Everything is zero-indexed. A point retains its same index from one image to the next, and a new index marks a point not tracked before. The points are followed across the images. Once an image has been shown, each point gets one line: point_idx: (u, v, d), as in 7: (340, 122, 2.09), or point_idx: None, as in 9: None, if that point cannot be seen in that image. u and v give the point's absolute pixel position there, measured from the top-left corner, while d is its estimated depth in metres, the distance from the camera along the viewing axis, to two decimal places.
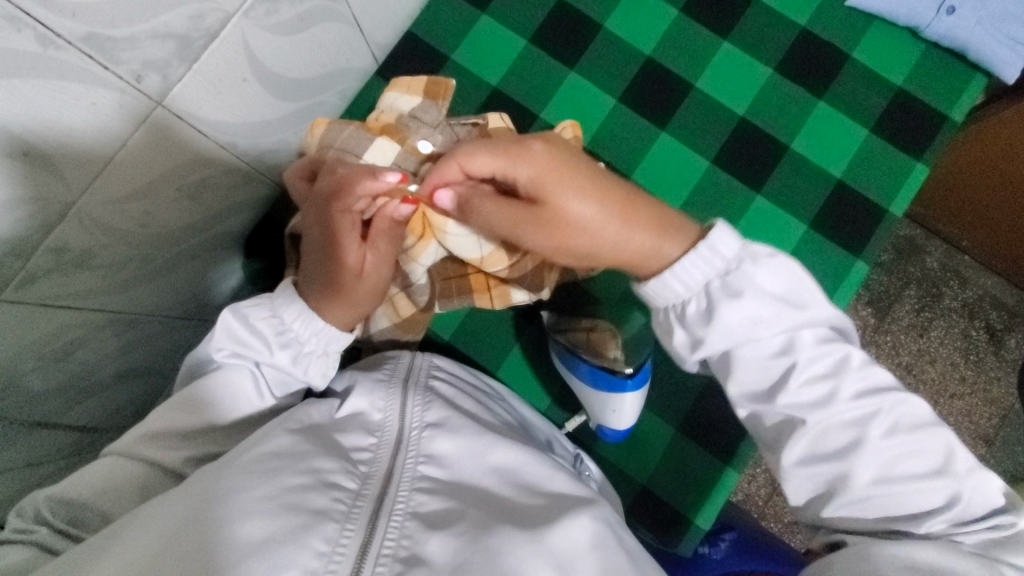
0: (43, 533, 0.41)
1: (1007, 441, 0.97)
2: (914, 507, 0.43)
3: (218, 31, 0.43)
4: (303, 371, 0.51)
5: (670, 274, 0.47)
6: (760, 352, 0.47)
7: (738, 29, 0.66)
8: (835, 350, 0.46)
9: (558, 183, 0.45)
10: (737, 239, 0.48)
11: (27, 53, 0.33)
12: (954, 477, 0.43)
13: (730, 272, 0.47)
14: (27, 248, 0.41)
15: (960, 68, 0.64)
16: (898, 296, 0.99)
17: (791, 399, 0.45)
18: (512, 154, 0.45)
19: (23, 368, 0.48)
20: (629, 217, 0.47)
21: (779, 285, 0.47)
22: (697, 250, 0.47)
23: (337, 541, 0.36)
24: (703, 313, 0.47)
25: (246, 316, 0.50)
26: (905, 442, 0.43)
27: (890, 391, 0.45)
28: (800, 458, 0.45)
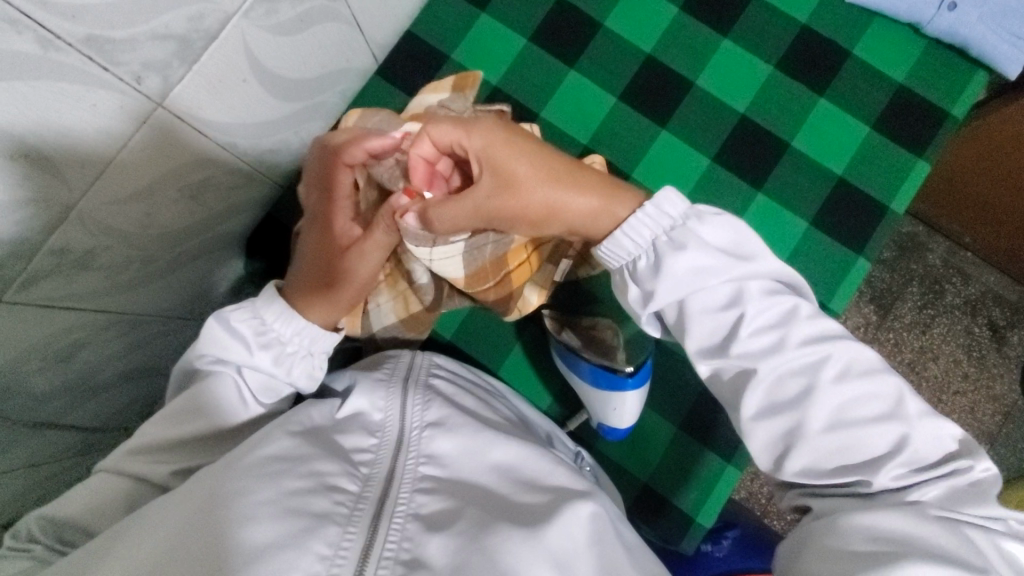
0: (40, 549, 0.42)
1: (1011, 438, 0.96)
2: (868, 454, 0.43)
3: (217, 32, 0.43)
4: (286, 371, 0.51)
5: (622, 233, 0.48)
6: (709, 303, 0.46)
7: (738, 26, 0.66)
8: (784, 300, 0.45)
9: (509, 152, 0.47)
10: (683, 202, 0.48)
11: (27, 54, 0.33)
12: (905, 421, 0.43)
13: (677, 228, 0.48)
14: (29, 249, 0.41)
15: (961, 64, 0.64)
16: (900, 293, 0.99)
17: (743, 348, 0.45)
18: (467, 128, 0.47)
19: (26, 369, 0.48)
20: (577, 190, 0.49)
21: (725, 238, 0.47)
22: (643, 209, 0.48)
23: (339, 545, 0.36)
24: (652, 267, 0.47)
25: (227, 320, 0.50)
26: (856, 387, 0.44)
27: (838, 338, 0.45)
28: (757, 411, 0.45)
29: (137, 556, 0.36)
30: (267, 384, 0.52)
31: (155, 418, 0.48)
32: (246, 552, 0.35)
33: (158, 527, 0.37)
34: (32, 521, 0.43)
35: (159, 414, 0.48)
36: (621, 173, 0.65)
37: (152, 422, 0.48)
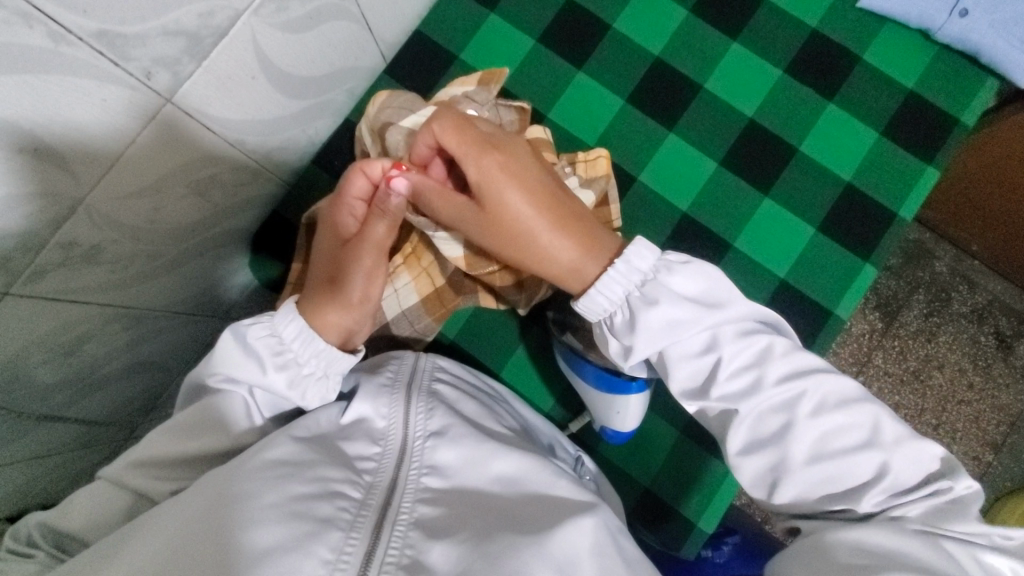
0: (43, 554, 0.42)
1: (1015, 448, 0.96)
2: (851, 482, 0.43)
3: (227, 29, 0.43)
4: (298, 395, 0.49)
5: (595, 290, 0.48)
6: (687, 350, 0.47)
7: (748, 29, 0.66)
8: (756, 340, 0.46)
9: (505, 184, 0.47)
10: (653, 253, 0.49)
11: (39, 48, 0.33)
12: (883, 448, 0.43)
13: (647, 283, 0.48)
14: (37, 242, 0.41)
15: (972, 71, 0.64)
16: (906, 301, 0.99)
17: (722, 391, 0.46)
18: (473, 154, 0.48)
19: (32, 361, 0.48)
20: (562, 232, 0.48)
21: (695, 287, 0.48)
22: (614, 268, 0.48)
23: (342, 550, 0.36)
24: (628, 322, 0.48)
25: (245, 337, 0.49)
26: (832, 420, 0.44)
27: (814, 372, 0.45)
28: (742, 446, 0.45)
29: (140, 555, 0.36)
30: (274, 402, 0.51)
31: (160, 430, 0.47)
32: (249, 557, 0.35)
33: (162, 525, 0.38)
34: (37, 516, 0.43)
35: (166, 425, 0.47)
36: (628, 176, 0.65)
37: (161, 433, 0.47)
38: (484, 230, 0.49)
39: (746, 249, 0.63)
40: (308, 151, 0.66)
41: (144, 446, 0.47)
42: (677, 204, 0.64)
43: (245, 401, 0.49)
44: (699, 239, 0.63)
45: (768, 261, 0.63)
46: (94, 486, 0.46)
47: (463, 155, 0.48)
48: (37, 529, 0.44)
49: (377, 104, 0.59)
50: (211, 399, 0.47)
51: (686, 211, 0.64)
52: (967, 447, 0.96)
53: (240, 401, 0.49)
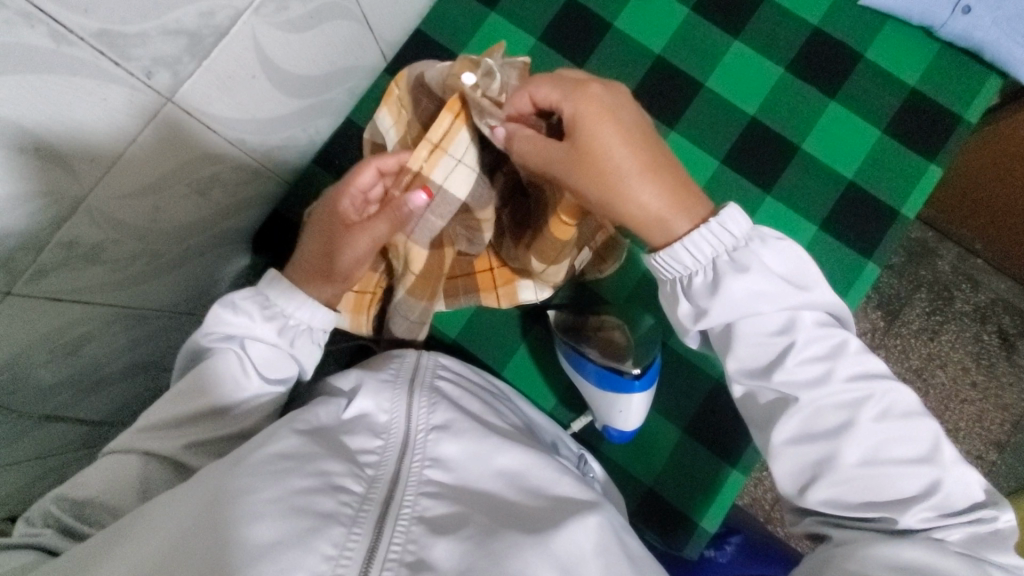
0: (48, 534, 0.42)
1: (1019, 448, 0.96)
2: (897, 495, 0.42)
3: (228, 28, 0.43)
4: (289, 343, 0.50)
5: (680, 246, 0.46)
6: (763, 325, 0.46)
7: (750, 27, 0.66)
8: (832, 335, 0.45)
9: (604, 122, 0.45)
10: (747, 221, 0.47)
11: (41, 49, 0.33)
12: (939, 466, 0.42)
13: (737, 248, 0.46)
14: (39, 242, 0.41)
15: (975, 68, 0.64)
16: (909, 300, 0.98)
17: (789, 375, 0.44)
18: (572, 93, 0.45)
19: (34, 362, 0.48)
20: (653, 175, 0.46)
21: (784, 266, 0.47)
22: (707, 225, 0.45)
23: (344, 545, 0.36)
24: (708, 285, 0.46)
25: (233, 299, 0.50)
26: (894, 427, 0.43)
27: (884, 379, 0.44)
28: (794, 436, 0.44)
29: (141, 551, 0.36)
30: (272, 363, 0.50)
31: (162, 401, 0.48)
32: (249, 552, 0.35)
33: (164, 520, 0.37)
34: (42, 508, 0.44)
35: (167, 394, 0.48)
36: None
37: (160, 403, 0.48)
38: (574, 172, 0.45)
39: None
40: (309, 151, 0.66)
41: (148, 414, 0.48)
42: None
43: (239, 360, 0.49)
44: None
45: None
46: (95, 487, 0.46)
47: (560, 101, 0.45)
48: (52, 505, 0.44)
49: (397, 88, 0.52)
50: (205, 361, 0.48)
51: None
52: (971, 446, 0.96)
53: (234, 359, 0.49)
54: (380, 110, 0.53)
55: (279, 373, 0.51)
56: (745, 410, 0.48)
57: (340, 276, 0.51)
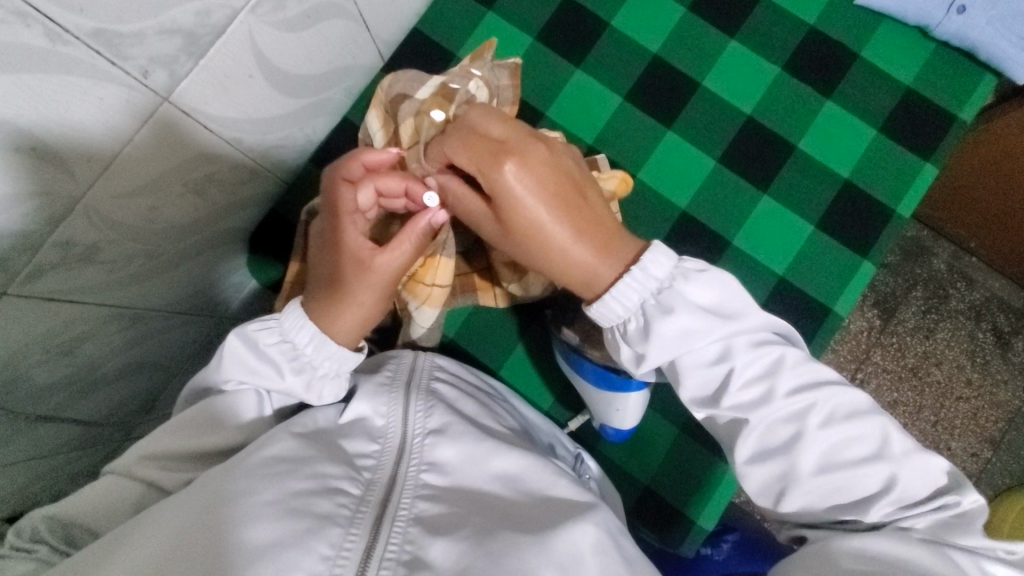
0: (44, 551, 0.42)
1: (1013, 445, 0.96)
2: (859, 494, 0.43)
3: (224, 27, 0.43)
4: (315, 396, 0.49)
5: (609, 296, 0.47)
6: (699, 360, 0.47)
7: (747, 26, 0.66)
8: (769, 351, 0.46)
9: (522, 191, 0.45)
10: (669, 260, 0.47)
11: (36, 47, 0.33)
12: (892, 460, 0.43)
13: (663, 290, 0.47)
14: (35, 242, 0.41)
15: (970, 67, 0.64)
16: (904, 298, 0.99)
17: (734, 400, 0.46)
18: (486, 165, 0.46)
19: (30, 362, 0.48)
20: (580, 238, 0.47)
21: (710, 296, 0.47)
22: (629, 274, 0.46)
23: (341, 546, 0.36)
24: (642, 330, 0.47)
25: (257, 342, 0.48)
26: (841, 431, 0.44)
27: (823, 386, 0.45)
28: (750, 456, 0.45)
29: (139, 553, 0.36)
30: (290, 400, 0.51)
31: (167, 426, 0.48)
32: (246, 554, 0.35)
33: (161, 521, 0.38)
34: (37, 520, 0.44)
35: (172, 424, 0.47)
36: (627, 174, 0.65)
37: (164, 429, 0.47)
38: (498, 238, 0.48)
39: (744, 247, 0.63)
40: (306, 150, 0.66)
41: (152, 440, 0.47)
42: (675, 201, 0.64)
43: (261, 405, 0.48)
44: (697, 236, 0.63)
45: (765, 258, 0.63)
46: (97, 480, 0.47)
47: (480, 171, 0.46)
48: (44, 523, 0.43)
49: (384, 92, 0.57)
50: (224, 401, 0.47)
51: (684, 209, 0.64)
52: (965, 444, 0.96)
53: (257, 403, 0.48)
54: (369, 113, 0.57)
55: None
56: (712, 429, 0.50)
57: (352, 308, 0.49)
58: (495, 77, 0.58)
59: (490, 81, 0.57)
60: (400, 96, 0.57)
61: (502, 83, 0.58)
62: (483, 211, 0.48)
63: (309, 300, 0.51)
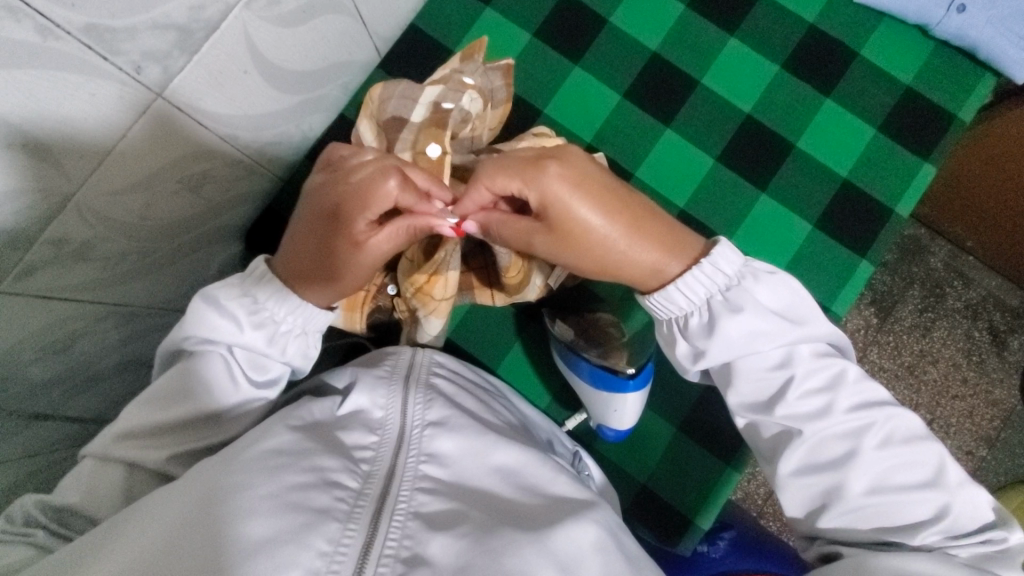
0: (41, 535, 0.42)
1: (1008, 443, 0.96)
2: (907, 520, 0.45)
3: (218, 22, 0.42)
4: (280, 350, 0.51)
5: (674, 288, 0.48)
6: (760, 363, 0.48)
7: (745, 24, 0.65)
8: (831, 364, 0.48)
9: (573, 196, 0.45)
10: (739, 258, 0.49)
11: (27, 43, 0.33)
12: (947, 490, 0.45)
13: (732, 287, 0.49)
14: (28, 238, 0.40)
15: (970, 66, 0.64)
16: (901, 296, 0.99)
17: (790, 410, 0.47)
18: (528, 177, 0.45)
19: (24, 360, 0.47)
20: (638, 237, 0.47)
21: (778, 300, 0.49)
22: (700, 266, 0.48)
23: (339, 541, 0.36)
24: (705, 326, 0.49)
25: (216, 299, 0.49)
26: (899, 454, 0.45)
27: (885, 406, 0.47)
28: (797, 468, 0.47)
29: (133, 549, 0.36)
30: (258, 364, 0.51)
31: (140, 401, 0.48)
32: (243, 549, 0.34)
33: (157, 517, 0.37)
34: (29, 505, 0.43)
35: (146, 395, 0.49)
36: (625, 172, 0.64)
37: (139, 404, 0.48)
38: (554, 251, 0.47)
39: (741, 246, 0.63)
40: (302, 146, 0.66)
41: (125, 418, 0.48)
42: (673, 200, 0.64)
43: (225, 361, 0.50)
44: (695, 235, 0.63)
45: (763, 257, 0.62)
46: (93, 475, 0.46)
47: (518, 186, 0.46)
48: (37, 509, 0.43)
49: (372, 99, 0.56)
50: (189, 364, 0.49)
51: (683, 208, 0.63)
52: (961, 442, 0.96)
53: (220, 361, 0.49)
54: (362, 123, 0.56)
55: (265, 375, 0.51)
56: (751, 439, 0.51)
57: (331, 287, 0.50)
58: (489, 82, 0.58)
59: (483, 85, 0.57)
60: (395, 119, 0.55)
61: (495, 88, 0.58)
62: (531, 227, 0.46)
63: (289, 277, 0.51)
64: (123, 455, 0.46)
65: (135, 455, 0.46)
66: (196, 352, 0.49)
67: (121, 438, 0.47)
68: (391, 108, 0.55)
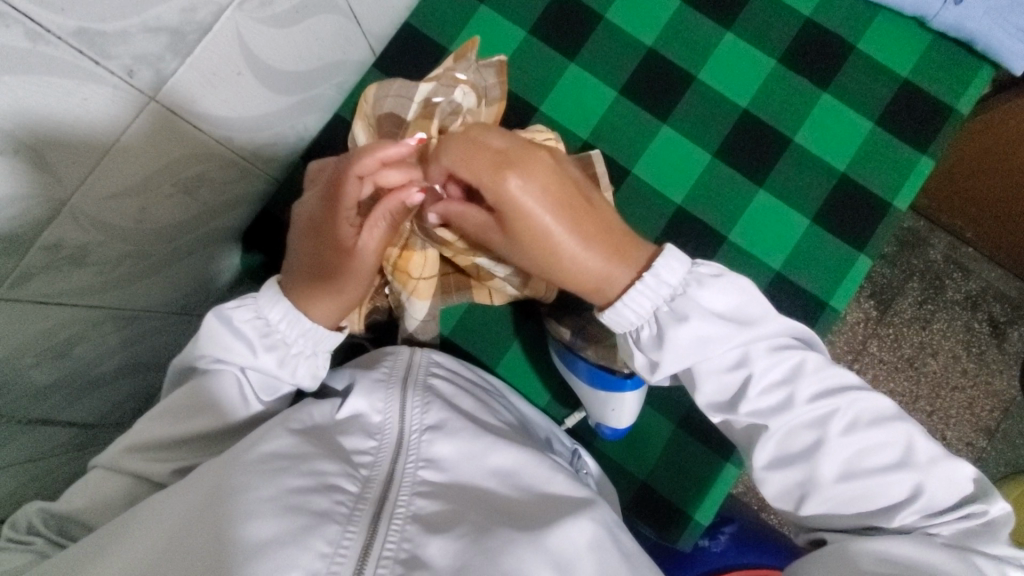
0: (40, 543, 0.42)
1: (1008, 434, 0.96)
2: (881, 502, 0.44)
3: (211, 24, 0.42)
4: (291, 373, 0.51)
5: (622, 304, 0.48)
6: (716, 365, 0.48)
7: (741, 19, 0.65)
8: (788, 357, 0.47)
9: (529, 202, 0.45)
10: (682, 266, 0.49)
11: (17, 48, 0.32)
12: (918, 469, 0.44)
13: (677, 297, 0.48)
14: (24, 244, 0.40)
15: (967, 58, 0.63)
16: (900, 289, 0.99)
17: (752, 406, 0.47)
18: (488, 176, 0.45)
19: (24, 365, 0.47)
20: (593, 246, 0.47)
21: (726, 302, 0.48)
22: (642, 281, 0.48)
23: (338, 543, 0.36)
24: (655, 338, 0.49)
25: (231, 319, 0.49)
26: (865, 438, 0.45)
27: (847, 391, 0.46)
28: (769, 462, 0.47)
29: (133, 555, 0.36)
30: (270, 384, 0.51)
31: (152, 415, 0.48)
32: (244, 552, 0.34)
33: (157, 523, 0.37)
34: (31, 512, 0.44)
35: (156, 411, 0.48)
36: (622, 169, 0.64)
37: (150, 419, 0.48)
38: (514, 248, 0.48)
39: (740, 242, 0.62)
40: (298, 146, 0.65)
41: (138, 431, 0.47)
42: (671, 197, 0.64)
43: (237, 380, 0.50)
44: (693, 231, 0.63)
45: (761, 253, 0.62)
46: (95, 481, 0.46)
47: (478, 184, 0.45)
48: (39, 517, 0.44)
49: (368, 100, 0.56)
50: (200, 380, 0.49)
51: (680, 204, 0.63)
52: (961, 433, 0.96)
53: (232, 379, 0.50)
54: (355, 125, 0.56)
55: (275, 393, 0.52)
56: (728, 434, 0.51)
57: (321, 293, 0.50)
58: (483, 78, 0.58)
59: (476, 82, 0.57)
60: (388, 115, 0.56)
61: (490, 84, 0.58)
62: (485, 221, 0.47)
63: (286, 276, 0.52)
64: (120, 466, 0.46)
65: (135, 462, 0.46)
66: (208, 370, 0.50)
67: (121, 452, 0.47)
68: (387, 107, 0.56)
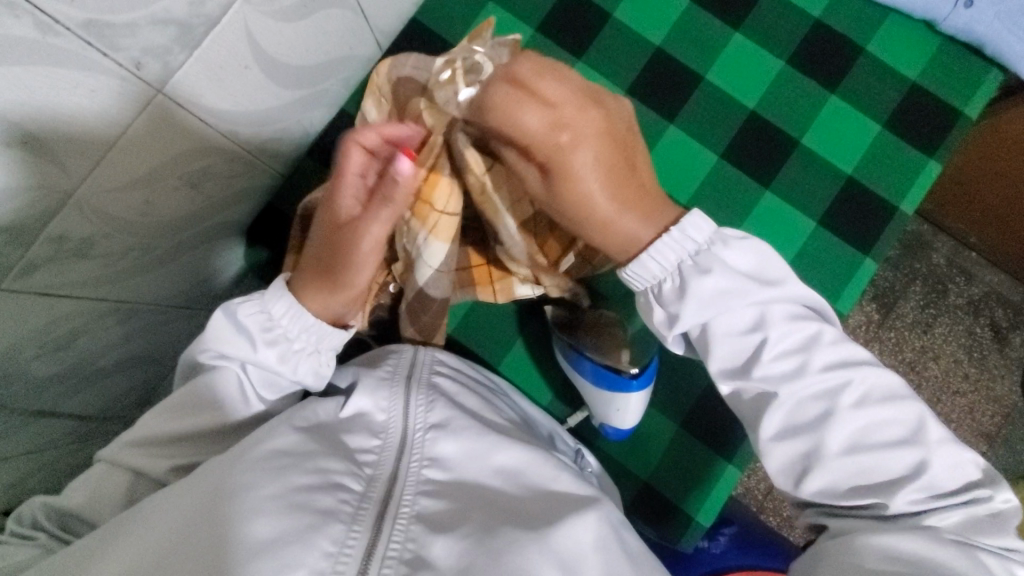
0: (44, 538, 0.42)
1: (1009, 439, 0.96)
2: (886, 477, 0.44)
3: (219, 18, 0.42)
4: (291, 369, 0.50)
5: (647, 256, 0.47)
6: (733, 326, 0.47)
7: (749, 19, 0.65)
8: (806, 325, 0.47)
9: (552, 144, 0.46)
10: (709, 226, 0.48)
11: (25, 39, 0.32)
12: (926, 446, 0.44)
13: (701, 253, 0.47)
14: (28, 236, 0.40)
15: (975, 63, 0.63)
16: (903, 292, 0.99)
17: (764, 371, 0.46)
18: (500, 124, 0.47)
19: (26, 358, 0.47)
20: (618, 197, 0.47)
21: (747, 263, 0.48)
22: (668, 234, 0.47)
23: (343, 542, 0.36)
24: (676, 292, 0.47)
25: (235, 313, 0.49)
26: (876, 412, 0.45)
27: (861, 365, 0.46)
28: (777, 432, 0.46)
29: (134, 554, 0.36)
30: (272, 381, 0.51)
31: (157, 410, 0.48)
32: (247, 551, 0.34)
33: (160, 521, 0.37)
34: (36, 507, 0.45)
35: (159, 407, 0.48)
36: None
37: (154, 414, 0.48)
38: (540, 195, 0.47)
39: None
40: (303, 142, 0.65)
41: (140, 426, 0.48)
42: (677, 197, 0.63)
43: (238, 378, 0.49)
44: None
45: None
46: (97, 475, 0.46)
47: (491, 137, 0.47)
48: (41, 511, 0.44)
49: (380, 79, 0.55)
50: (203, 376, 0.48)
51: (686, 205, 0.63)
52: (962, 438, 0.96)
53: (234, 377, 0.49)
54: (366, 102, 0.55)
55: (277, 390, 0.51)
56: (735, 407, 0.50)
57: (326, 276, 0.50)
58: None
59: None
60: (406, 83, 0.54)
61: None
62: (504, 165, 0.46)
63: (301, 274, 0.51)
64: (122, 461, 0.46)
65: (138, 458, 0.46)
66: (209, 366, 0.49)
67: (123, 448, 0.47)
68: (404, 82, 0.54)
